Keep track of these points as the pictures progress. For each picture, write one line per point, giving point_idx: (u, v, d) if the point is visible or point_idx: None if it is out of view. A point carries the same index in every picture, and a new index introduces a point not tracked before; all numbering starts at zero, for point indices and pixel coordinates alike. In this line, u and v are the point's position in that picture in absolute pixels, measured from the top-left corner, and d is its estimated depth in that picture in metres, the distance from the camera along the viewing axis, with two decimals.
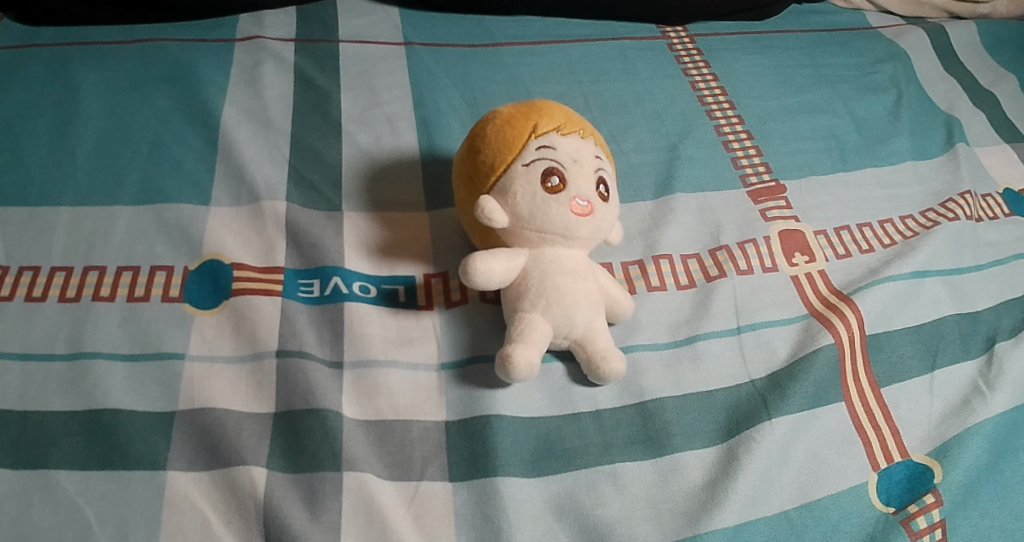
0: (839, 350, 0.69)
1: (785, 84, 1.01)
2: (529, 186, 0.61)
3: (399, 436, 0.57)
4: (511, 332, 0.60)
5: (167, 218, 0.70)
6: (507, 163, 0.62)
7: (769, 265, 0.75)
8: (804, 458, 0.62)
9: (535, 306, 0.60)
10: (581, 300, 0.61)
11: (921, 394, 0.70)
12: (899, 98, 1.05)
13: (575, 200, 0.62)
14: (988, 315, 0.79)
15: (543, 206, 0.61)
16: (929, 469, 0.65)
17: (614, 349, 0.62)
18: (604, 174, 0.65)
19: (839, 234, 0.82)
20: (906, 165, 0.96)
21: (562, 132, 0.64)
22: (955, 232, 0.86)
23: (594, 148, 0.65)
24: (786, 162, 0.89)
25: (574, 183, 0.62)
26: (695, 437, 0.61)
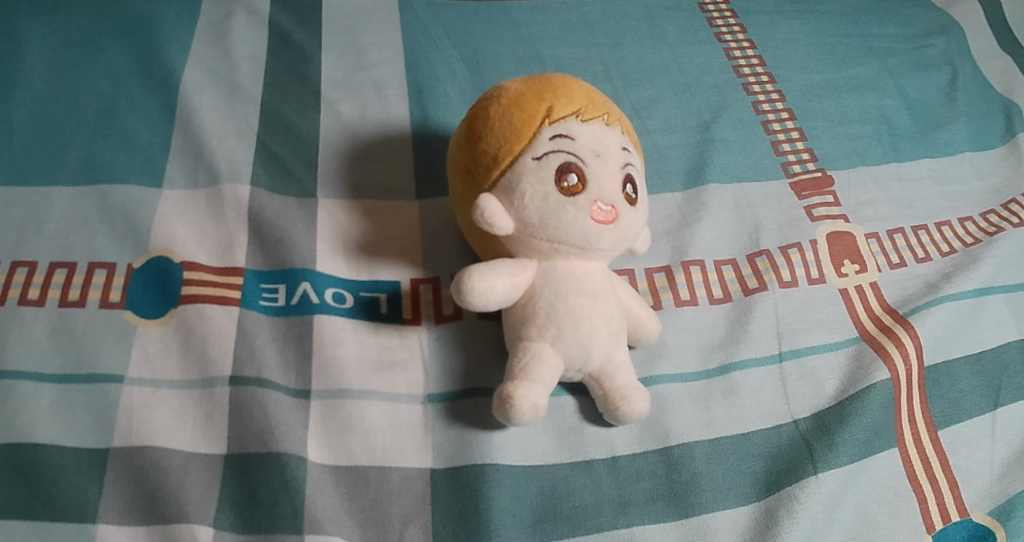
0: (894, 386, 0.58)
1: (829, 56, 0.88)
2: (540, 185, 0.50)
3: (374, 488, 0.48)
4: (513, 366, 0.50)
5: (111, 202, 0.58)
6: (514, 156, 0.51)
7: (815, 276, 0.64)
8: (850, 520, 0.53)
9: (542, 333, 0.50)
10: (599, 327, 0.50)
11: (982, 437, 0.60)
12: (957, 74, 0.92)
13: (597, 205, 0.51)
14: None
15: (556, 210, 0.50)
16: (991, 532, 0.56)
17: (636, 384, 0.52)
18: (632, 170, 0.54)
19: (891, 238, 0.70)
20: (963, 157, 0.83)
21: (583, 118, 0.52)
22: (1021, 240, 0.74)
23: (621, 138, 0.54)
24: (833, 149, 0.76)
25: (596, 182, 0.51)
26: (727, 493, 0.51)
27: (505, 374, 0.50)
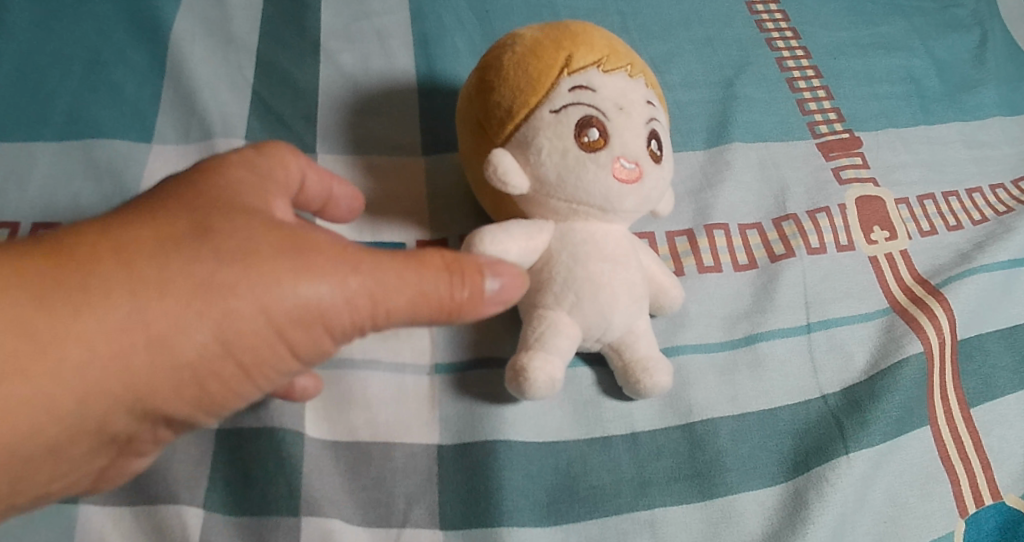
0: (928, 361, 0.55)
1: (856, 13, 0.83)
2: (558, 140, 0.46)
3: (377, 467, 0.44)
4: (526, 336, 0.46)
5: (96, 157, 0.55)
6: (530, 109, 0.47)
7: (844, 243, 0.60)
8: (881, 502, 0.50)
9: (559, 301, 0.46)
10: (620, 295, 0.47)
11: (1015, 417, 0.57)
12: (987, 35, 0.87)
13: (620, 161, 0.46)
14: None
15: (576, 168, 0.46)
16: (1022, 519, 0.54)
17: (659, 356, 0.48)
18: (657, 126, 0.49)
19: (923, 204, 0.66)
20: (995, 122, 0.78)
21: (604, 68, 0.48)
22: None
23: (645, 90, 0.50)
24: (860, 109, 0.72)
25: (618, 138, 0.46)
26: (754, 473, 0.48)
27: (517, 344, 0.47)
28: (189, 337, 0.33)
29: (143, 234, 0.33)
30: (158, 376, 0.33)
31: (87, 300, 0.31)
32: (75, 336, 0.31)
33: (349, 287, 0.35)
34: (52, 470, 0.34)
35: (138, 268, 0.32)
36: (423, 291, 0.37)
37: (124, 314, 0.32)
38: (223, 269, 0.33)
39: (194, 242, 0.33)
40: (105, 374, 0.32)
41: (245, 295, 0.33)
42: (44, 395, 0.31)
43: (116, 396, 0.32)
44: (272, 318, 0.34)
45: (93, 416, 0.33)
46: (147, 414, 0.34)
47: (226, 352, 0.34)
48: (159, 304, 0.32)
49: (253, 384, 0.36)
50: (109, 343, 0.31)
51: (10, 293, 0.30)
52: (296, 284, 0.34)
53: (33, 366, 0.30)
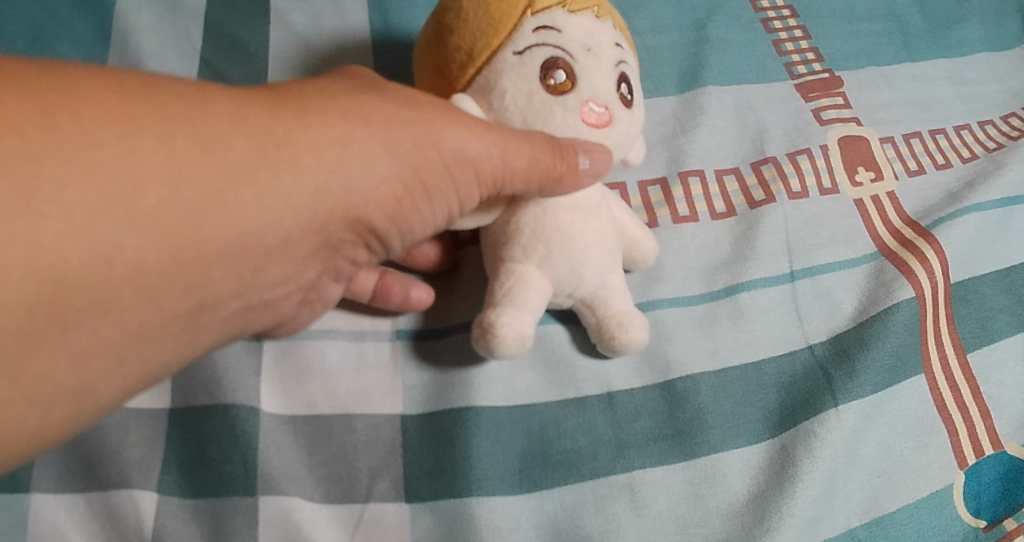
0: (920, 305, 0.52)
1: None
2: (523, 82, 0.43)
3: (338, 440, 0.42)
4: (494, 293, 0.44)
5: None
6: (493, 51, 0.44)
7: (827, 186, 0.57)
8: (873, 455, 0.48)
9: (527, 255, 0.44)
10: (591, 247, 0.44)
11: (1015, 361, 0.54)
12: None
13: (589, 106, 0.44)
14: None
15: (543, 112, 0.43)
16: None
17: (634, 311, 0.46)
18: (626, 69, 0.46)
19: (909, 143, 0.63)
20: (981, 58, 0.76)
21: (570, 7, 0.45)
22: None
23: (614, 32, 0.46)
24: (840, 49, 0.69)
25: (587, 80, 0.44)
26: (738, 431, 0.46)
27: (484, 303, 0.44)
28: (377, 166, 0.37)
29: (313, 91, 0.36)
30: (351, 182, 0.36)
31: (293, 124, 0.34)
32: (288, 168, 0.34)
33: (497, 147, 0.40)
34: (242, 274, 0.35)
35: (308, 127, 0.34)
36: (535, 158, 0.40)
37: (321, 138, 0.35)
38: (402, 114, 0.38)
39: (368, 94, 0.38)
40: (317, 181, 0.35)
41: (425, 132, 0.38)
42: (269, 198, 0.33)
43: (320, 196, 0.35)
44: (434, 160, 0.38)
45: (303, 204, 0.35)
46: (342, 225, 0.38)
47: (395, 178, 0.37)
48: (360, 134, 0.36)
49: (414, 206, 0.40)
50: (322, 160, 0.35)
51: (242, 125, 0.33)
52: (446, 130, 0.39)
53: (275, 163, 0.33)
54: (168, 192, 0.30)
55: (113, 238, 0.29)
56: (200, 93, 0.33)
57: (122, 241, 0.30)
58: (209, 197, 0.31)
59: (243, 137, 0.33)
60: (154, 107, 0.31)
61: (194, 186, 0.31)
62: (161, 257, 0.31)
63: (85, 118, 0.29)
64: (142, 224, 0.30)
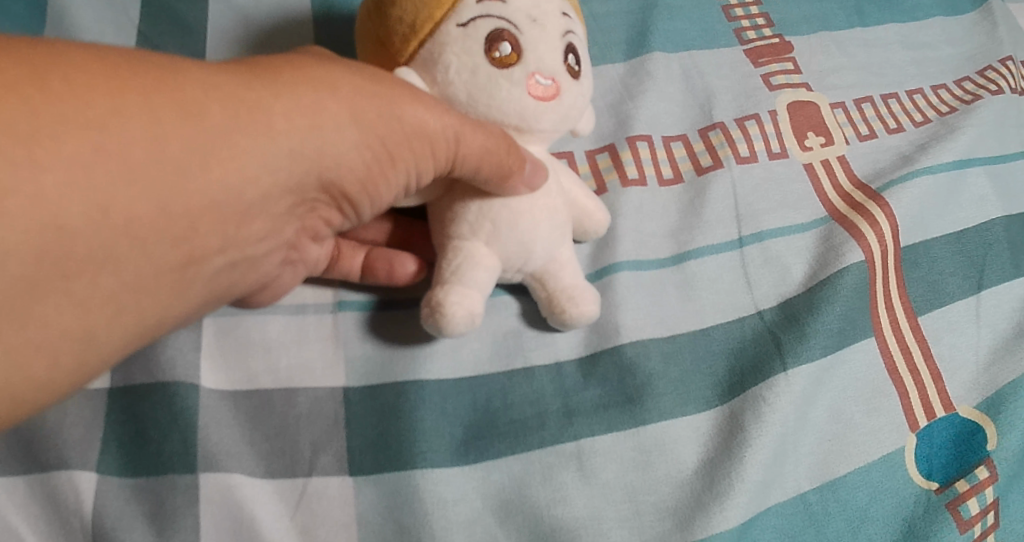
0: (868, 268, 0.53)
1: None
2: (467, 54, 0.42)
3: (279, 414, 0.41)
4: (443, 267, 0.43)
5: None
6: (436, 22, 0.42)
7: (777, 150, 0.58)
8: (825, 419, 0.47)
9: (474, 228, 0.43)
10: (539, 220, 0.43)
11: (966, 323, 0.55)
12: None
13: (535, 78, 0.43)
14: None
15: (488, 83, 0.42)
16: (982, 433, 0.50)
17: (585, 284, 0.45)
18: (574, 39, 0.45)
19: (861, 107, 0.65)
20: (934, 22, 0.78)
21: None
22: (1000, 110, 0.70)
23: (561, 1, 0.45)
24: (791, 14, 0.69)
25: (531, 53, 0.43)
26: (687, 398, 0.45)
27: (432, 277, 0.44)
28: (348, 134, 0.37)
29: (287, 61, 0.36)
30: (322, 151, 0.36)
31: (267, 91, 0.34)
32: (262, 132, 0.34)
33: (463, 124, 0.39)
34: (227, 232, 0.35)
35: (281, 95, 0.34)
36: (494, 137, 0.40)
37: (291, 105, 0.35)
38: (369, 86, 0.37)
39: (337, 64, 0.38)
40: (294, 145, 0.35)
41: (392, 103, 0.37)
42: (246, 161, 0.34)
43: (296, 160, 0.35)
44: (403, 132, 0.38)
45: (279, 168, 0.35)
46: (313, 189, 0.38)
47: (366, 149, 0.37)
48: (332, 103, 0.36)
49: (384, 175, 0.39)
50: (293, 127, 0.35)
51: (215, 90, 0.33)
52: (415, 103, 0.38)
53: (249, 127, 0.33)
54: (153, 150, 0.31)
55: (112, 191, 0.30)
56: (176, 62, 0.33)
57: (119, 194, 0.30)
58: (191, 156, 0.32)
59: (219, 101, 0.33)
60: (137, 72, 0.31)
61: (180, 146, 0.31)
62: (154, 214, 0.31)
63: (73, 81, 0.29)
64: (133, 178, 0.30)
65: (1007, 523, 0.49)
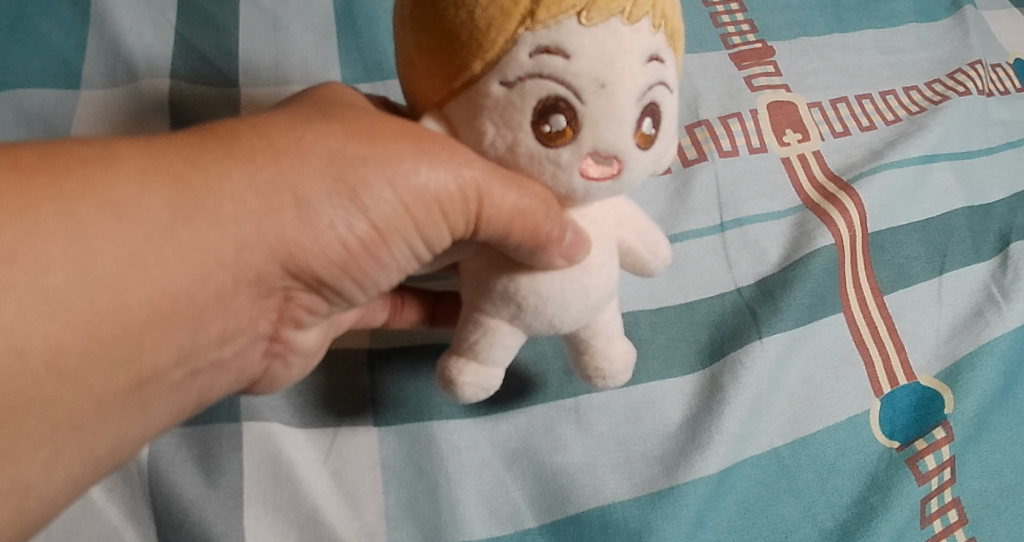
0: (838, 251, 0.58)
1: None
2: (506, 124, 0.32)
3: (310, 372, 0.46)
4: (466, 337, 0.38)
5: (28, 106, 0.56)
6: (467, 77, 0.31)
7: (756, 145, 0.63)
8: (798, 384, 0.52)
9: (501, 304, 0.37)
10: (573, 304, 0.37)
11: (928, 302, 0.60)
12: None
13: (589, 160, 0.33)
14: (1001, 209, 0.72)
15: (528, 165, 0.33)
16: (940, 397, 0.55)
17: (623, 346, 0.42)
18: (659, 92, 0.33)
19: (836, 107, 0.71)
20: (910, 28, 0.84)
21: (587, 16, 0.30)
22: (965, 109, 0.77)
23: (651, 41, 0.31)
24: (775, 20, 0.75)
25: (596, 128, 0.31)
26: (672, 362, 0.51)
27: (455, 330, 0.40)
28: (322, 208, 0.33)
29: (258, 130, 0.33)
30: (287, 234, 0.33)
31: (226, 164, 0.32)
32: (211, 221, 0.31)
33: (481, 179, 0.33)
34: (181, 341, 0.32)
35: (234, 169, 0.32)
36: (521, 205, 0.33)
37: (247, 184, 0.32)
38: (349, 145, 0.33)
39: (318, 123, 0.34)
40: (254, 231, 0.32)
41: (375, 168, 0.33)
42: (196, 258, 0.31)
43: (257, 246, 0.33)
44: (391, 199, 0.34)
45: (241, 256, 0.32)
46: (288, 274, 0.34)
47: (345, 226, 0.34)
48: (300, 173, 0.32)
49: (381, 248, 0.35)
50: (249, 210, 0.32)
51: (157, 178, 0.30)
52: (412, 160, 0.33)
53: (198, 216, 0.31)
54: (79, 272, 0.29)
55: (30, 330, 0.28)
56: (104, 154, 0.30)
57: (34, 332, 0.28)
58: (130, 263, 0.30)
59: (162, 191, 0.30)
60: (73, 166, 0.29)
61: (112, 262, 0.29)
62: (88, 341, 0.29)
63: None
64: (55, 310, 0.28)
65: (965, 478, 0.52)
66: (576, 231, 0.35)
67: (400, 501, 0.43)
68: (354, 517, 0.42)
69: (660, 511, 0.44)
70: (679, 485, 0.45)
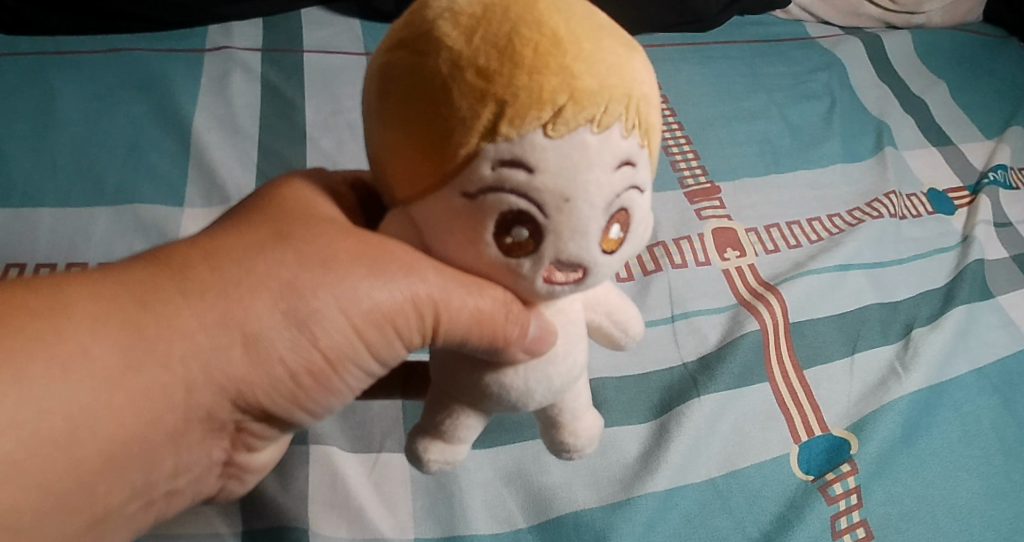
0: (763, 336, 0.76)
1: (725, 93, 1.10)
2: (470, 232, 0.35)
3: (360, 413, 0.61)
4: (439, 424, 0.43)
5: (144, 217, 0.75)
6: (437, 184, 0.34)
7: (702, 259, 0.83)
8: (730, 432, 0.68)
9: (468, 393, 0.41)
10: (537, 390, 0.41)
11: (842, 375, 0.76)
12: (834, 102, 1.15)
13: (554, 270, 0.35)
14: (908, 304, 0.88)
15: (494, 268, 0.36)
16: (846, 442, 0.69)
17: (590, 425, 0.46)
18: (630, 197, 0.35)
19: (768, 231, 0.90)
20: (837, 167, 1.05)
21: (554, 128, 0.32)
22: (879, 228, 0.96)
23: (620, 150, 0.33)
24: (721, 166, 0.98)
25: (557, 239, 0.34)
26: (631, 414, 0.67)
27: (424, 417, 0.44)
28: (275, 337, 0.38)
29: (213, 265, 0.38)
30: (235, 371, 0.38)
31: (178, 303, 0.37)
32: (160, 363, 0.36)
33: (433, 292, 0.38)
34: (133, 480, 0.38)
35: (188, 308, 0.37)
36: (479, 310, 0.38)
37: (198, 323, 0.37)
38: (301, 273, 0.38)
39: (276, 247, 0.39)
40: (205, 370, 0.37)
41: (323, 298, 0.38)
42: (148, 402, 0.36)
43: (206, 385, 0.38)
44: (339, 324, 0.39)
45: (193, 397, 0.37)
46: (239, 407, 0.40)
47: (293, 355, 0.39)
48: (250, 308, 0.38)
49: (328, 369, 0.40)
50: (200, 350, 0.37)
51: (112, 327, 0.36)
52: (360, 287, 0.39)
53: (149, 362, 0.36)
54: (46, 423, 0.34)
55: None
56: (64, 308, 0.35)
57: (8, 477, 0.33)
58: (86, 411, 0.35)
59: (116, 340, 0.36)
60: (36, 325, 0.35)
61: (70, 414, 0.35)
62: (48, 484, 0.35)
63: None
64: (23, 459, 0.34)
65: (871, 502, 0.65)
66: (543, 325, 0.39)
67: (424, 506, 0.57)
68: (388, 515, 0.56)
69: (619, 515, 0.59)
70: (635, 497, 0.60)
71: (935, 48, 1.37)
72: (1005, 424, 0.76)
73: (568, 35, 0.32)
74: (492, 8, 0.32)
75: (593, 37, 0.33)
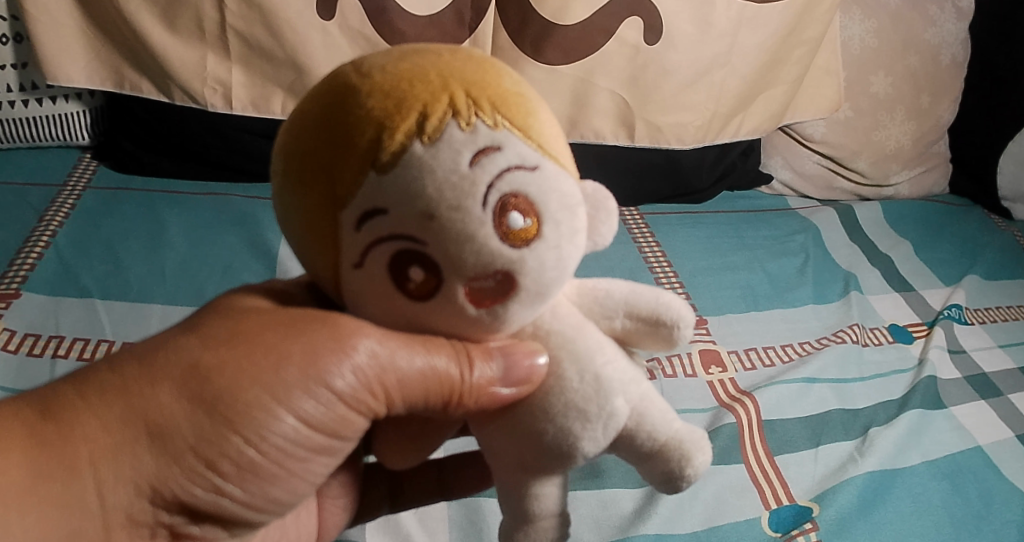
0: (738, 427, 0.91)
1: (713, 251, 1.24)
2: (384, 291, 0.44)
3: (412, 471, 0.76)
4: (516, 502, 0.49)
5: None
6: (339, 268, 0.45)
7: (689, 372, 0.98)
8: (710, 498, 0.83)
9: (512, 457, 0.48)
10: (568, 415, 0.45)
11: (808, 461, 0.90)
12: (808, 257, 1.27)
13: (473, 286, 0.43)
14: (867, 411, 0.98)
15: (430, 314, 0.45)
16: (809, 508, 0.84)
17: (675, 434, 0.49)
18: (512, 177, 0.42)
19: (747, 353, 1.04)
20: (808, 307, 1.16)
21: (381, 165, 0.42)
22: (844, 351, 1.07)
23: (471, 144, 0.42)
24: (709, 304, 1.13)
25: (445, 257, 0.42)
26: (631, 482, 0.83)
27: (508, 510, 0.50)
28: (179, 425, 0.47)
29: (120, 372, 0.48)
30: (143, 463, 0.47)
31: (83, 414, 0.47)
32: (70, 467, 0.46)
33: (368, 359, 0.48)
34: None
35: (93, 411, 0.47)
36: (431, 366, 0.47)
37: (99, 426, 0.47)
38: (202, 357, 0.48)
39: (184, 338, 0.49)
40: (113, 467, 0.47)
41: (223, 379, 0.48)
42: (58, 506, 0.46)
43: (118, 488, 0.47)
44: (253, 400, 0.48)
45: (107, 504, 0.47)
46: (157, 505, 0.49)
47: (199, 439, 0.48)
48: (157, 402, 0.47)
49: (245, 447, 0.49)
50: (105, 447, 0.46)
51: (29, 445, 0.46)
52: (276, 367, 0.48)
53: (56, 472, 0.46)
54: None
55: None
56: None
57: None
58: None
59: (23, 456, 0.45)
60: None
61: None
62: None
63: None
64: None
65: None
66: (521, 364, 0.45)
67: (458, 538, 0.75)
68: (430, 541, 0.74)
69: None
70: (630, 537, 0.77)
71: (900, 214, 1.46)
72: (954, 502, 0.89)
73: (356, 83, 0.44)
74: (307, 109, 0.45)
75: (372, 81, 0.43)
